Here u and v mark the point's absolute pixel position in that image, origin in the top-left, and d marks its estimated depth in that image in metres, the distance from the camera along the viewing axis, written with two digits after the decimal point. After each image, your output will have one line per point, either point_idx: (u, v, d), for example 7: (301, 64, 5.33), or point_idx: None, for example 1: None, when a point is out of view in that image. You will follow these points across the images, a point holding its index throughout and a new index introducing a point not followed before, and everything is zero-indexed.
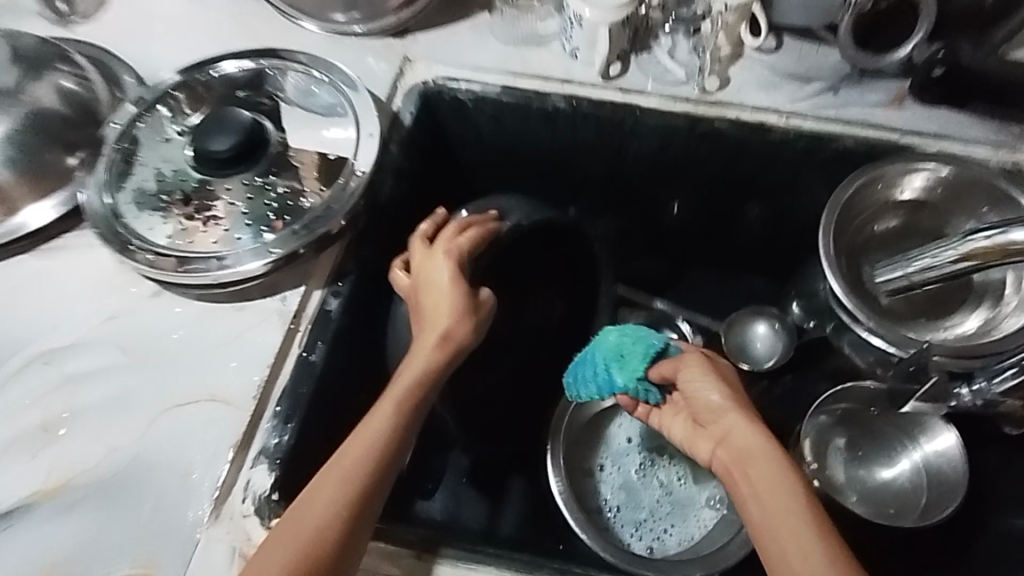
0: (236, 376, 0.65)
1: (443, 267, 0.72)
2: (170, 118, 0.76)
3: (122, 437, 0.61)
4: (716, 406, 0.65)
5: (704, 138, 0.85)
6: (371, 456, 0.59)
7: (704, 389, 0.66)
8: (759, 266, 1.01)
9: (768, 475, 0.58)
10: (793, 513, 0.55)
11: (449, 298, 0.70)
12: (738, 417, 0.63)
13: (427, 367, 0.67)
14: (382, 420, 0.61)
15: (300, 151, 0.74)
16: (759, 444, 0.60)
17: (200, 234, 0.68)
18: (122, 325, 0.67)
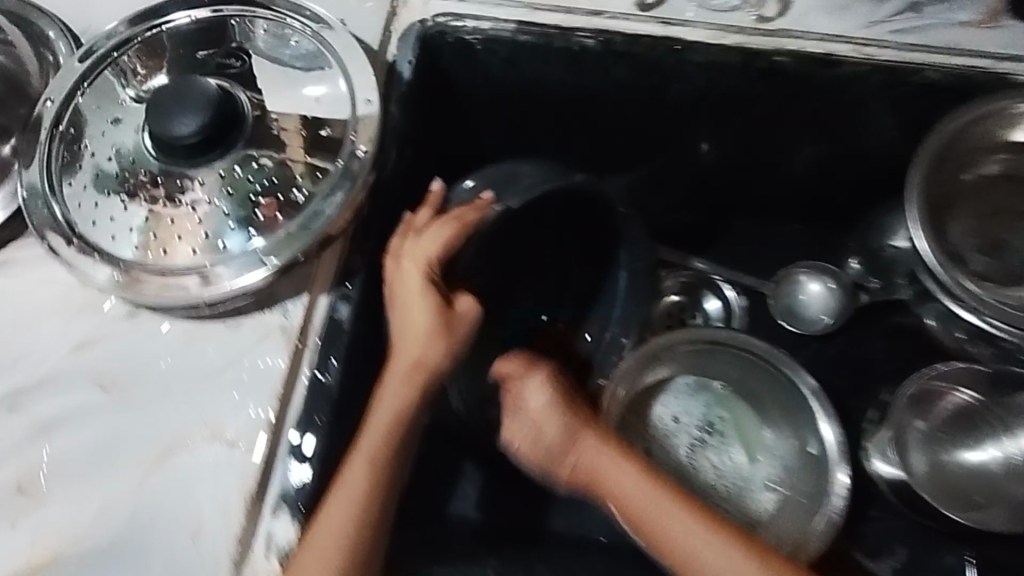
0: (238, 411, 0.55)
1: (417, 273, 0.60)
2: (121, 83, 0.62)
3: (113, 493, 0.52)
4: (581, 443, 0.64)
5: (761, 77, 0.71)
6: (352, 519, 0.52)
7: (560, 432, 0.65)
8: (808, 215, 0.90)
9: (647, 498, 0.59)
10: (681, 523, 0.57)
11: (424, 312, 0.59)
12: (598, 453, 0.63)
13: (402, 401, 0.58)
14: (359, 473, 0.53)
15: (285, 117, 0.61)
16: (624, 472, 0.61)
17: (176, 242, 0.56)
18: (94, 355, 0.56)
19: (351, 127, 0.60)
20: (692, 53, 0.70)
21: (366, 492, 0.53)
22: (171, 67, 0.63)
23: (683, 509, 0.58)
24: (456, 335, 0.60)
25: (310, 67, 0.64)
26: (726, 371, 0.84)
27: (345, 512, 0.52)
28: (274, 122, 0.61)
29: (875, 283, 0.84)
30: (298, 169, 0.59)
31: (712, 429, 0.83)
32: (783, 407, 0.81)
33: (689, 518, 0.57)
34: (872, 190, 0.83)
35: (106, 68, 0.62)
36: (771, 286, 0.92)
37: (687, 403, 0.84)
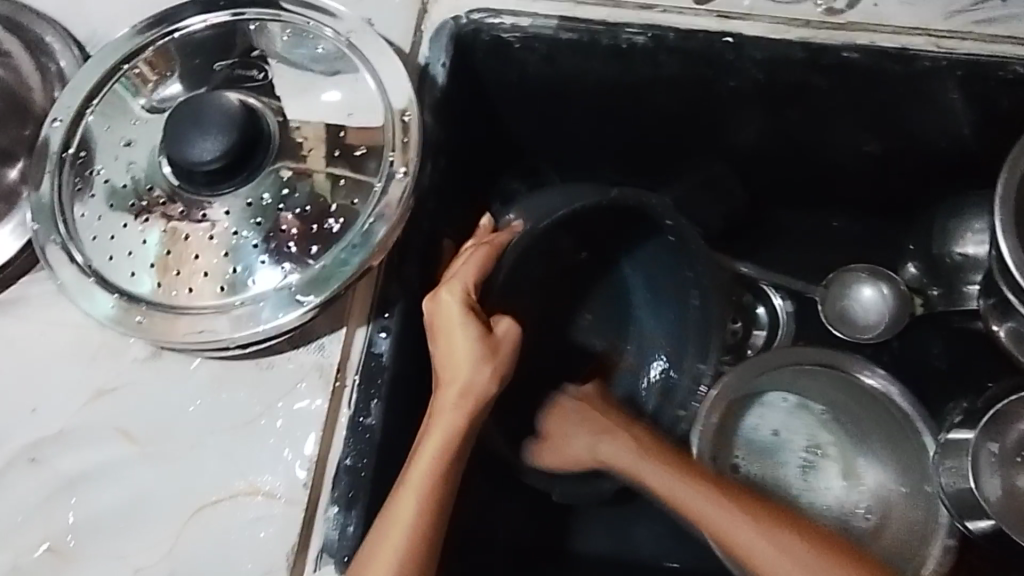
0: (273, 459, 0.51)
1: (454, 302, 0.54)
2: (132, 97, 0.57)
3: (146, 552, 0.49)
4: (630, 458, 0.65)
5: (826, 73, 0.65)
6: (401, 558, 0.47)
7: (615, 451, 0.66)
8: (863, 213, 0.84)
9: (717, 510, 0.58)
10: (761, 542, 0.55)
11: (463, 342, 0.53)
12: (648, 463, 0.64)
13: (451, 431, 0.52)
14: (407, 507, 0.49)
15: (305, 124, 0.56)
16: (683, 481, 0.61)
17: (200, 278, 0.52)
18: (118, 401, 0.52)
19: (388, 147, 0.55)
20: (751, 49, 0.64)
21: (415, 529, 0.48)
22: (184, 75, 0.58)
23: (752, 518, 0.57)
24: (505, 358, 0.54)
25: (337, 74, 0.58)
26: (826, 389, 0.79)
27: (396, 550, 0.47)
28: (296, 131, 0.55)
29: (935, 290, 0.80)
30: (319, 180, 0.54)
31: (819, 449, 0.78)
32: (887, 429, 0.75)
33: (766, 529, 0.56)
34: (936, 185, 0.77)
35: (114, 81, 0.57)
36: (820, 289, 0.85)
37: (787, 420, 0.80)
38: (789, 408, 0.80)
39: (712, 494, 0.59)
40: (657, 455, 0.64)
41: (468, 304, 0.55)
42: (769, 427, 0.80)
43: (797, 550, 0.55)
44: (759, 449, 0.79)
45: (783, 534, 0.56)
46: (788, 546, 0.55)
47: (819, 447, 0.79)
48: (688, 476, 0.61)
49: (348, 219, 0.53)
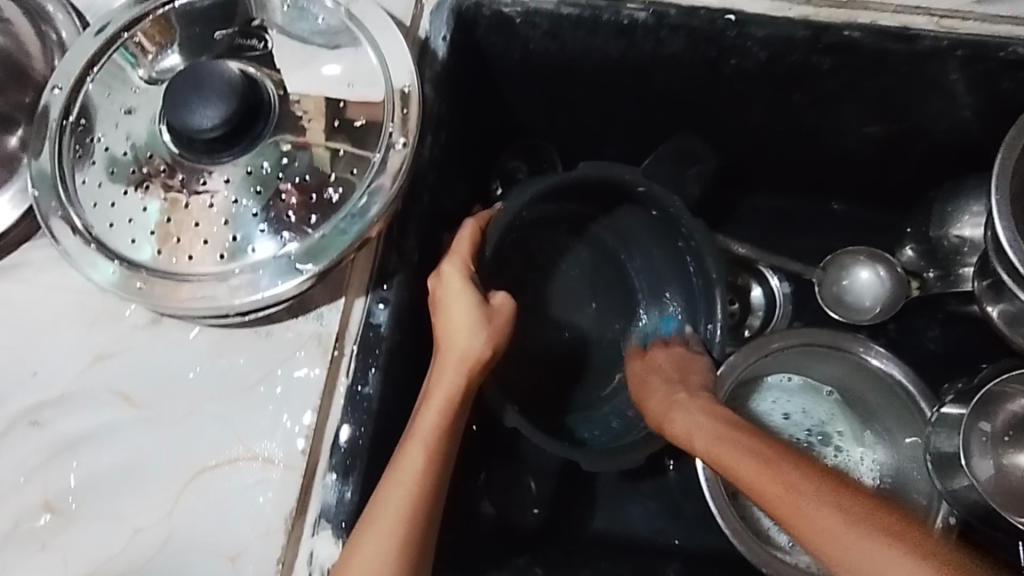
0: (270, 426, 0.52)
1: (453, 277, 0.57)
2: (132, 66, 0.57)
3: (146, 514, 0.50)
4: (687, 421, 0.58)
5: (827, 53, 0.65)
6: (405, 503, 0.49)
7: (679, 405, 0.60)
8: (861, 196, 0.85)
9: (749, 468, 0.51)
10: (796, 500, 0.47)
11: (462, 312, 0.56)
12: (696, 420, 0.58)
13: (453, 393, 0.54)
14: (415, 456, 0.51)
15: (306, 96, 0.56)
16: (723, 442, 0.54)
17: (200, 246, 0.52)
18: (118, 367, 0.53)
19: (388, 119, 0.55)
20: (753, 26, 0.64)
21: (420, 478, 0.50)
22: (182, 46, 0.58)
23: (786, 473, 0.49)
24: (498, 327, 0.57)
25: (338, 46, 0.58)
26: (836, 373, 0.76)
27: (403, 495, 0.49)
28: (296, 102, 0.55)
29: (932, 273, 0.80)
30: (318, 151, 0.54)
31: (824, 436, 0.77)
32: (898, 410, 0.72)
33: (798, 483, 0.48)
34: (935, 167, 0.77)
35: (114, 50, 0.57)
36: (818, 271, 0.84)
37: (797, 402, 0.78)
38: (802, 394, 0.78)
39: (749, 450, 0.52)
40: (714, 415, 0.58)
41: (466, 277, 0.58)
42: (778, 410, 0.77)
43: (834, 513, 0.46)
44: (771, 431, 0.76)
45: (821, 488, 0.48)
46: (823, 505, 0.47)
47: (826, 434, 0.77)
48: (728, 437, 0.54)
49: (347, 189, 0.53)
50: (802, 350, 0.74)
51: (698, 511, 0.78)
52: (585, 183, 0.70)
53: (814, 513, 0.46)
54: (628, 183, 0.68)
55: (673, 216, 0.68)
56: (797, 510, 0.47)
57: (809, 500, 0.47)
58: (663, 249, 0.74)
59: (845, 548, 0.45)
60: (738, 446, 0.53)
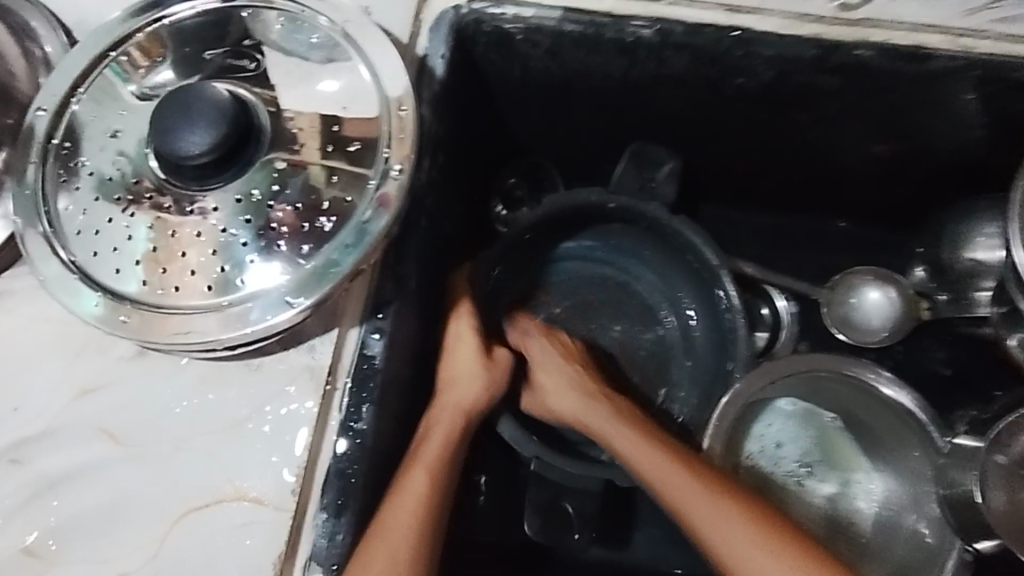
0: (259, 464, 0.50)
1: (460, 323, 0.66)
2: (121, 82, 0.55)
3: (130, 557, 0.48)
4: (619, 441, 0.63)
5: (837, 72, 0.63)
6: (408, 524, 0.50)
7: (597, 421, 0.66)
8: (869, 213, 0.83)
9: (710, 515, 0.56)
10: (755, 554, 0.54)
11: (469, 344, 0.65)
12: (629, 444, 0.62)
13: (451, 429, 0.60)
14: (418, 480, 0.54)
15: (299, 114, 0.54)
16: (676, 479, 0.58)
17: (187, 276, 0.50)
18: (102, 401, 0.51)
19: (384, 144, 0.52)
20: (761, 45, 0.62)
21: (424, 499, 0.52)
22: (178, 62, 0.56)
23: (744, 526, 0.55)
24: (498, 368, 0.66)
25: (334, 65, 0.56)
26: (839, 400, 0.74)
27: (407, 515, 0.51)
28: (290, 121, 0.53)
29: (943, 295, 0.77)
30: (314, 172, 0.52)
31: (809, 469, 0.75)
32: (890, 428, 0.72)
33: (753, 536, 0.54)
34: (946, 187, 0.75)
35: (105, 66, 0.55)
36: (825, 291, 0.82)
37: (788, 431, 0.75)
38: (792, 422, 0.75)
39: (705, 490, 0.57)
40: (651, 443, 0.62)
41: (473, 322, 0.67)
42: (769, 438, 0.75)
43: (790, 572, 0.53)
44: (751, 463, 0.74)
45: (776, 545, 0.54)
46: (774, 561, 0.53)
47: (809, 466, 0.75)
48: (680, 470, 0.59)
49: (340, 217, 0.51)
50: (805, 377, 0.73)
51: None
52: (583, 210, 0.76)
53: (772, 569, 0.53)
54: (603, 201, 0.74)
55: (666, 228, 0.74)
56: (752, 564, 0.53)
57: (767, 558, 0.53)
58: (669, 258, 0.79)
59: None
60: (696, 486, 0.57)
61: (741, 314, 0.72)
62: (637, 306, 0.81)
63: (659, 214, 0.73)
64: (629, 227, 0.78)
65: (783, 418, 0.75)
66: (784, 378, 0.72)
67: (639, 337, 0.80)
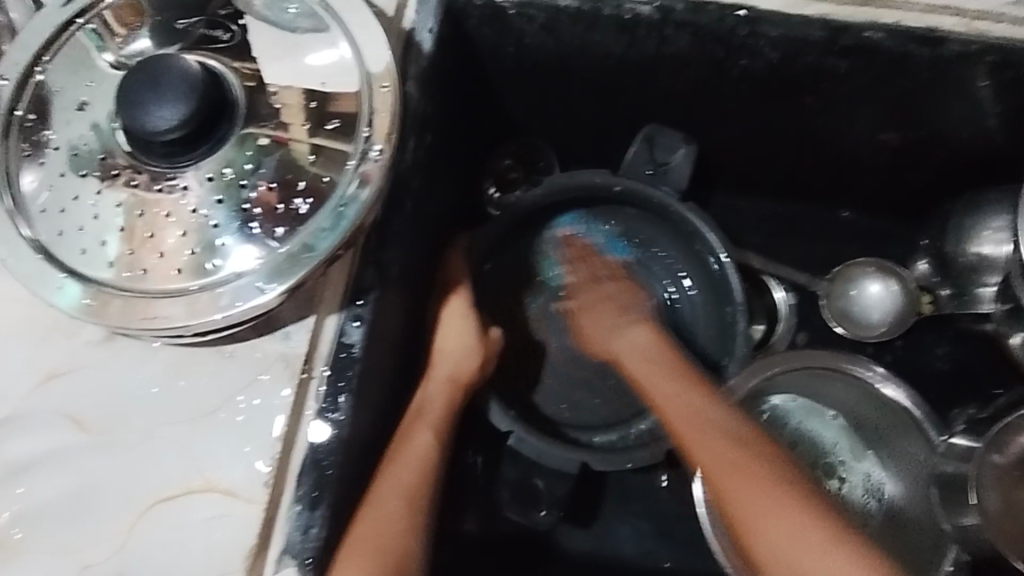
0: (231, 454, 0.48)
1: (455, 302, 0.66)
2: (96, 48, 0.52)
3: (96, 548, 0.47)
4: (640, 359, 0.68)
5: (844, 55, 0.60)
6: (419, 480, 0.55)
7: (628, 339, 0.70)
8: (873, 204, 0.80)
9: (694, 424, 0.60)
10: (728, 460, 0.57)
11: (463, 320, 0.65)
12: (645, 363, 0.68)
13: (448, 404, 0.61)
14: (424, 441, 0.57)
15: (287, 88, 0.51)
16: (673, 391, 0.64)
17: (155, 259, 0.48)
18: (69, 388, 0.49)
19: (364, 122, 0.50)
20: (767, 25, 0.59)
21: (431, 457, 0.57)
22: (155, 28, 0.52)
23: (726, 435, 0.59)
24: (489, 353, 0.66)
25: (315, 37, 0.53)
26: (841, 397, 0.72)
27: (418, 473, 0.55)
28: (274, 95, 0.50)
29: (945, 291, 0.75)
30: (298, 147, 0.50)
31: (823, 470, 0.73)
32: (891, 423, 0.70)
33: (727, 445, 0.58)
34: (954, 177, 0.72)
35: (80, 27, 0.52)
36: (824, 283, 0.80)
37: (806, 430, 0.74)
38: (802, 421, 0.74)
39: (697, 405, 0.62)
40: (669, 363, 0.67)
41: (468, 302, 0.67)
42: (787, 437, 0.73)
43: (755, 478, 0.56)
44: None
45: (751, 455, 0.57)
46: (744, 471, 0.56)
47: (821, 467, 0.73)
48: (682, 385, 0.64)
49: (315, 200, 0.49)
50: (804, 374, 0.70)
51: (688, 533, 0.75)
52: (586, 191, 0.74)
53: (742, 472, 0.56)
54: (607, 184, 0.73)
55: (669, 212, 0.73)
56: (722, 466, 0.57)
57: (739, 464, 0.56)
58: (671, 242, 0.76)
59: (753, 510, 0.54)
60: (688, 400, 0.63)
61: (744, 309, 0.71)
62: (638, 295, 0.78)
63: (668, 201, 0.71)
64: (632, 209, 0.76)
65: (797, 414, 0.73)
66: (786, 373, 0.70)
67: None
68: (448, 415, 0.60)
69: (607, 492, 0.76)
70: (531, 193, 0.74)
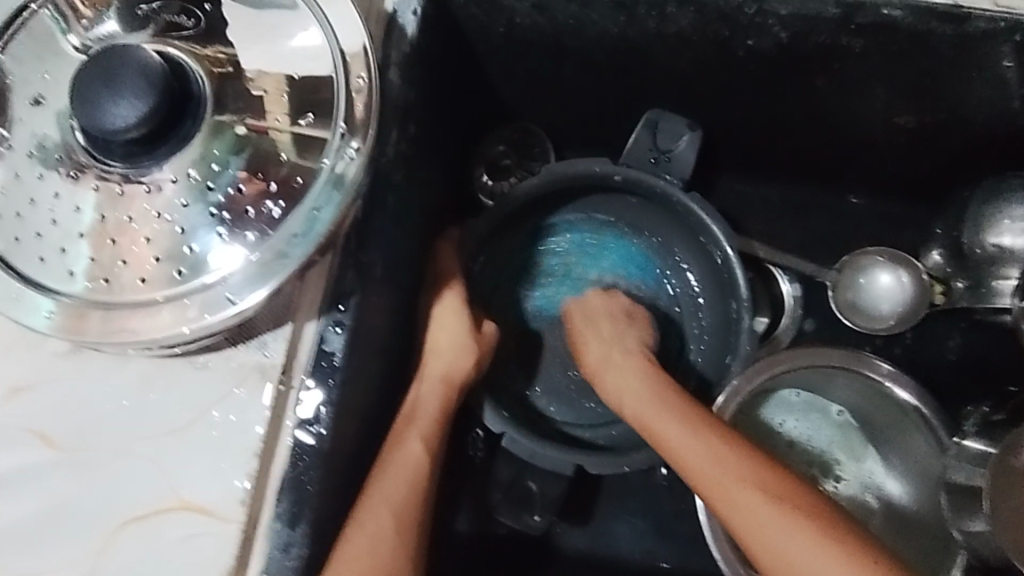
0: (204, 472, 0.46)
1: (448, 298, 0.63)
2: (60, 31, 0.48)
3: (67, 569, 0.45)
4: (630, 382, 0.63)
5: (859, 33, 0.56)
6: (409, 494, 0.52)
7: (609, 360, 0.65)
8: (885, 189, 0.76)
9: (700, 453, 0.54)
10: (743, 493, 0.51)
11: (456, 318, 0.63)
12: (641, 386, 0.62)
13: (439, 408, 0.58)
14: (416, 449, 0.55)
15: (262, 74, 0.47)
16: (666, 417, 0.58)
17: (119, 268, 0.45)
18: (35, 402, 0.47)
19: (340, 116, 0.46)
20: (775, 2, 0.55)
21: (422, 468, 0.54)
22: (121, 9, 0.48)
23: (739, 462, 0.53)
24: (483, 351, 0.63)
25: (290, 19, 0.48)
26: (846, 397, 0.70)
27: (409, 483, 0.52)
28: (251, 81, 0.47)
29: (960, 282, 0.72)
30: (281, 140, 0.46)
31: (825, 466, 0.72)
32: (896, 424, 0.68)
33: (740, 478, 0.52)
34: (972, 162, 0.68)
35: (43, 6, 0.48)
36: (833, 272, 0.76)
37: (803, 429, 0.72)
38: (803, 416, 0.72)
39: (697, 430, 0.56)
40: (659, 387, 0.61)
41: (462, 298, 0.64)
42: (784, 436, 0.72)
43: (774, 508, 0.50)
44: None
45: (766, 485, 0.51)
46: (757, 496, 0.51)
47: (824, 462, 0.72)
48: (678, 410, 0.58)
49: (289, 203, 0.45)
50: (812, 370, 0.67)
51: (689, 531, 0.73)
52: (582, 180, 0.70)
53: (722, 477, 0.52)
54: (605, 172, 0.68)
55: (670, 199, 0.68)
56: (737, 502, 0.51)
57: (751, 494, 0.51)
58: (679, 233, 0.72)
59: (773, 539, 0.49)
60: (693, 435, 0.56)
61: (748, 309, 0.67)
62: (639, 289, 0.75)
63: (671, 190, 0.67)
64: (632, 196, 0.71)
65: (794, 414, 0.72)
66: (795, 370, 0.66)
67: None
68: (441, 418, 0.58)
69: (604, 490, 0.74)
70: (526, 182, 0.69)
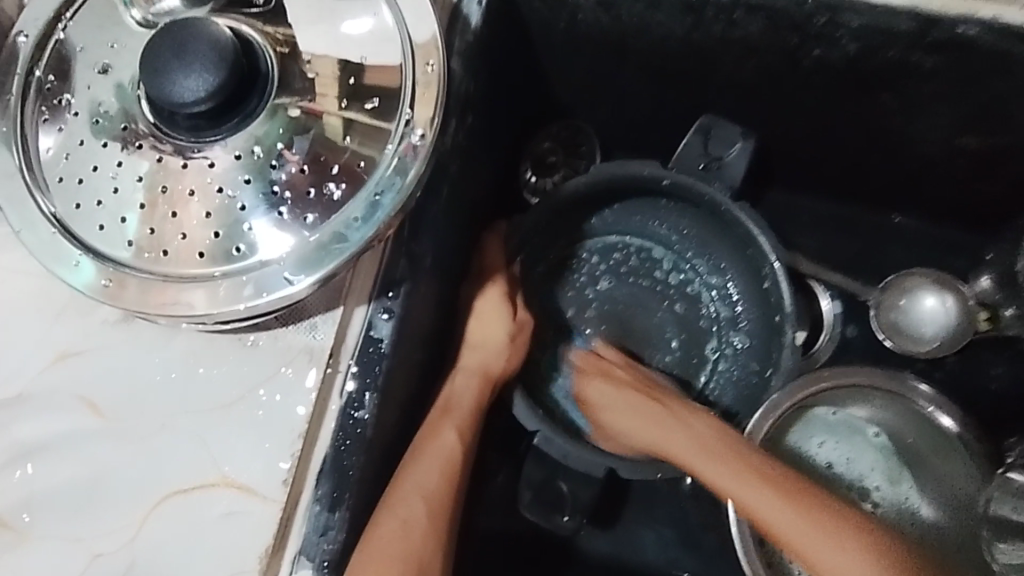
0: (246, 449, 0.46)
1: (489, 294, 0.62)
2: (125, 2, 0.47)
3: (107, 535, 0.45)
4: None
5: (931, 50, 0.55)
6: (442, 481, 0.52)
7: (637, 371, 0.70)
8: (935, 211, 0.75)
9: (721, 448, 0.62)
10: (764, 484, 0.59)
11: (498, 312, 0.62)
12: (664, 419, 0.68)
13: (473, 403, 0.58)
14: (450, 439, 0.54)
15: (322, 58, 0.46)
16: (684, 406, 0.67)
17: (177, 241, 0.45)
18: (83, 368, 0.47)
19: (405, 103, 0.46)
20: (849, 13, 0.54)
21: (455, 456, 0.54)
22: None
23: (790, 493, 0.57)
24: (520, 347, 0.63)
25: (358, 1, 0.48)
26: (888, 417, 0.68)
27: (440, 474, 0.52)
28: (307, 64, 0.46)
29: (1010, 309, 0.70)
30: (331, 123, 0.45)
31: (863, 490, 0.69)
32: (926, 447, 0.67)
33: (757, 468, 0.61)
34: None
35: None
36: (876, 293, 0.74)
37: (841, 450, 0.69)
38: (843, 438, 0.69)
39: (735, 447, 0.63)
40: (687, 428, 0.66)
41: (506, 294, 0.63)
42: (822, 456, 0.69)
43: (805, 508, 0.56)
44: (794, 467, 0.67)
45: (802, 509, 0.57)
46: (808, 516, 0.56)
47: (862, 486, 0.69)
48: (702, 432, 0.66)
49: (351, 188, 0.45)
50: (853, 390, 0.66)
51: (715, 542, 0.72)
52: (629, 181, 0.69)
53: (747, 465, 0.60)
54: (654, 176, 0.68)
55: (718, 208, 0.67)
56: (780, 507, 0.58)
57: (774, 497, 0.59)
58: (725, 241, 0.71)
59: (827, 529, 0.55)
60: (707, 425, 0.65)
61: (792, 324, 0.65)
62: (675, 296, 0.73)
63: (719, 198, 0.66)
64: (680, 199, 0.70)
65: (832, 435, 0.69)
66: (835, 389, 0.65)
67: (678, 322, 0.73)
68: (475, 412, 0.57)
69: (630, 498, 0.73)
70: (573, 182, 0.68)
